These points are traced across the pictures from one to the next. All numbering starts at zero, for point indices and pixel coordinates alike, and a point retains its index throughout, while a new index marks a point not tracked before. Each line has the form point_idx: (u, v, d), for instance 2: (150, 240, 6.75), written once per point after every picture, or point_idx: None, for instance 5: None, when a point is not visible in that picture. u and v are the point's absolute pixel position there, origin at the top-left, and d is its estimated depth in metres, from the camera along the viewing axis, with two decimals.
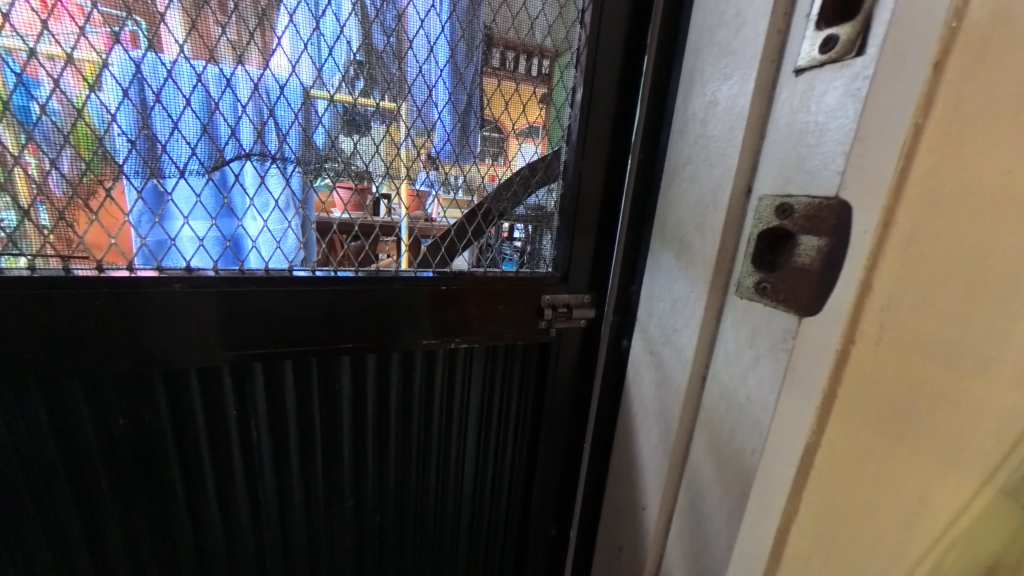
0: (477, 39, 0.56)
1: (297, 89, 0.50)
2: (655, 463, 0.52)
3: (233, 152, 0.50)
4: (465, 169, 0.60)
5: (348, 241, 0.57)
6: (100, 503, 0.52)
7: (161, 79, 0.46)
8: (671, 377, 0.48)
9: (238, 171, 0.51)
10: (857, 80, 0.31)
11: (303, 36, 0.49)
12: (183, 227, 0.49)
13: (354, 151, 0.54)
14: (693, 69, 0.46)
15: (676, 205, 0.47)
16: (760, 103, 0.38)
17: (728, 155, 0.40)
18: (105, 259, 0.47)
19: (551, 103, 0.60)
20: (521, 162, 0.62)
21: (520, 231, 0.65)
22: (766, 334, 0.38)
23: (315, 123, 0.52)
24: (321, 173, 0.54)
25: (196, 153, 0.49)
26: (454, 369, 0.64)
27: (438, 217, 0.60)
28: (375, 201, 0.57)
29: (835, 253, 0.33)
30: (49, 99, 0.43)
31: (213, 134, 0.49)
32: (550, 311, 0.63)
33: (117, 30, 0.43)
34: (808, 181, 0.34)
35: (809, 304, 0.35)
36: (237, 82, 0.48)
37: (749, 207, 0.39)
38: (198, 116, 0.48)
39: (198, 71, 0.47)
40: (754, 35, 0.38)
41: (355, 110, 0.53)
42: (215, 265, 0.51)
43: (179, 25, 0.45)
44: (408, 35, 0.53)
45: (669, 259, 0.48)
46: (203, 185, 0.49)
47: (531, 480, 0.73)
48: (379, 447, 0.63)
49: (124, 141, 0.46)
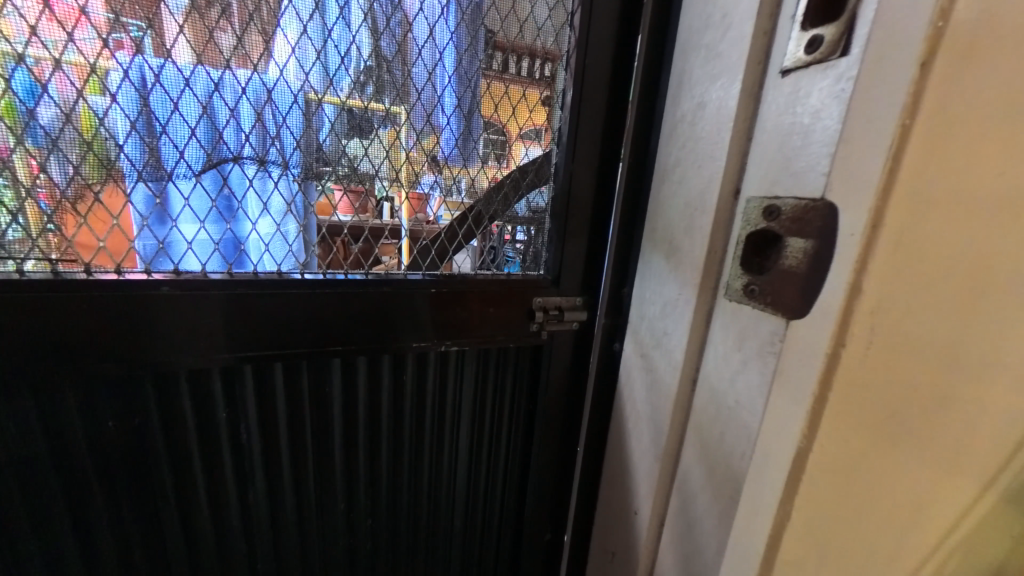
0: (476, 46, 0.56)
1: (286, 92, 0.50)
2: (647, 466, 0.51)
3: (224, 155, 0.50)
4: (456, 172, 0.60)
5: (345, 243, 0.57)
6: (90, 504, 0.52)
7: (149, 83, 0.46)
8: (661, 379, 0.48)
9: (228, 173, 0.51)
10: (841, 81, 0.30)
11: (291, 41, 0.49)
12: (172, 230, 0.50)
13: (351, 155, 0.54)
14: (681, 71, 0.45)
15: (665, 207, 0.47)
16: (747, 105, 0.37)
17: (716, 157, 0.40)
18: (94, 262, 0.47)
19: (549, 105, 0.60)
20: (517, 164, 0.61)
21: (519, 234, 0.64)
22: (754, 337, 0.38)
23: (315, 128, 0.52)
24: (320, 176, 0.54)
25: (185, 157, 0.49)
26: (446, 372, 0.63)
27: (436, 219, 0.60)
28: (375, 203, 0.57)
29: (820, 255, 0.33)
30: (41, 104, 0.43)
31: (197, 136, 0.49)
32: (541, 314, 0.63)
33: (104, 36, 0.44)
34: (793, 183, 0.34)
35: (795, 307, 0.34)
36: (225, 86, 0.48)
37: (737, 209, 0.39)
38: (187, 120, 0.48)
39: (187, 76, 0.47)
40: (740, 37, 0.38)
41: (350, 112, 0.53)
42: (204, 268, 0.51)
43: (170, 29, 0.45)
44: (411, 43, 0.54)
45: (659, 262, 0.48)
46: (191, 188, 0.50)
47: (526, 482, 0.73)
48: (372, 450, 0.63)
49: (113, 144, 0.46)
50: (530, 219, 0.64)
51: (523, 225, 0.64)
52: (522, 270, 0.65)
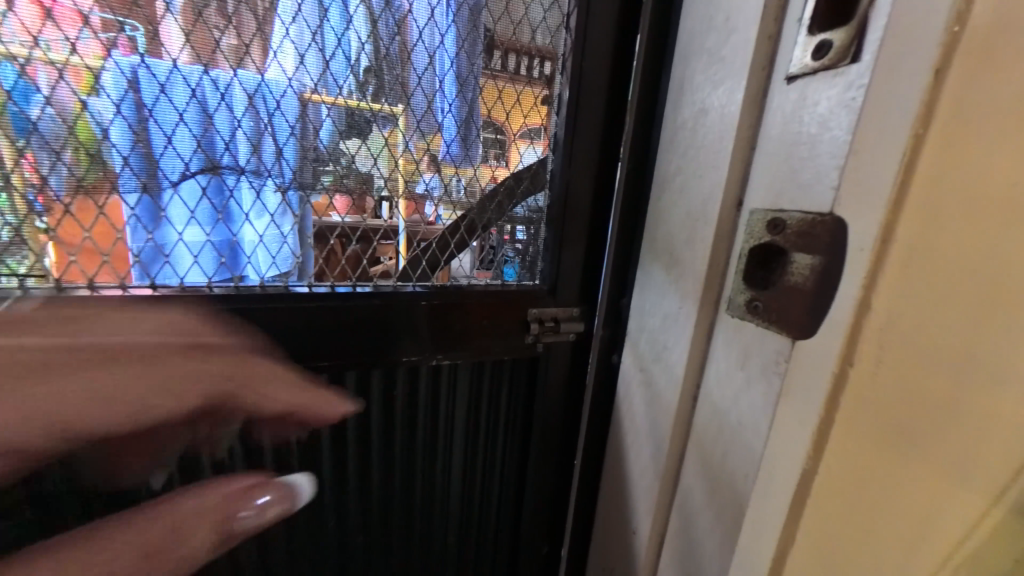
0: (475, 46, 0.54)
1: (291, 97, 0.49)
2: (646, 483, 0.50)
3: (197, 166, 0.48)
4: (463, 172, 0.58)
5: (344, 247, 0.55)
6: (64, 524, 0.50)
7: (155, 93, 0.45)
8: (661, 395, 0.46)
9: (205, 184, 0.48)
10: (852, 89, 0.29)
11: (291, 44, 0.48)
12: (177, 243, 0.49)
13: (350, 156, 0.53)
14: (682, 76, 0.44)
15: (666, 217, 0.45)
16: (751, 112, 0.36)
17: (719, 165, 0.38)
18: (97, 276, 0.46)
19: (550, 104, 0.58)
20: (518, 164, 0.60)
21: (519, 232, 0.62)
22: (758, 355, 0.36)
23: (314, 128, 0.51)
24: (319, 180, 0.52)
25: (191, 169, 0.48)
26: (438, 384, 0.61)
27: (436, 220, 0.59)
28: (375, 203, 0.56)
29: (829, 272, 0.31)
30: (43, 111, 0.42)
31: (202, 146, 0.47)
32: (536, 324, 0.61)
33: (113, 37, 0.43)
34: (799, 195, 0.32)
35: (801, 325, 0.33)
36: (223, 92, 0.47)
37: (740, 220, 0.37)
38: (192, 129, 0.47)
39: (193, 83, 0.46)
40: (744, 42, 0.36)
41: (354, 114, 0.52)
42: (210, 280, 0.50)
43: (164, 33, 0.44)
44: (409, 43, 0.52)
45: (659, 273, 0.46)
46: (197, 200, 0.49)
47: (521, 494, 0.71)
48: (363, 464, 0.61)
49: (117, 154, 0.45)
50: (530, 218, 0.62)
51: (523, 224, 0.62)
52: (520, 273, 0.63)
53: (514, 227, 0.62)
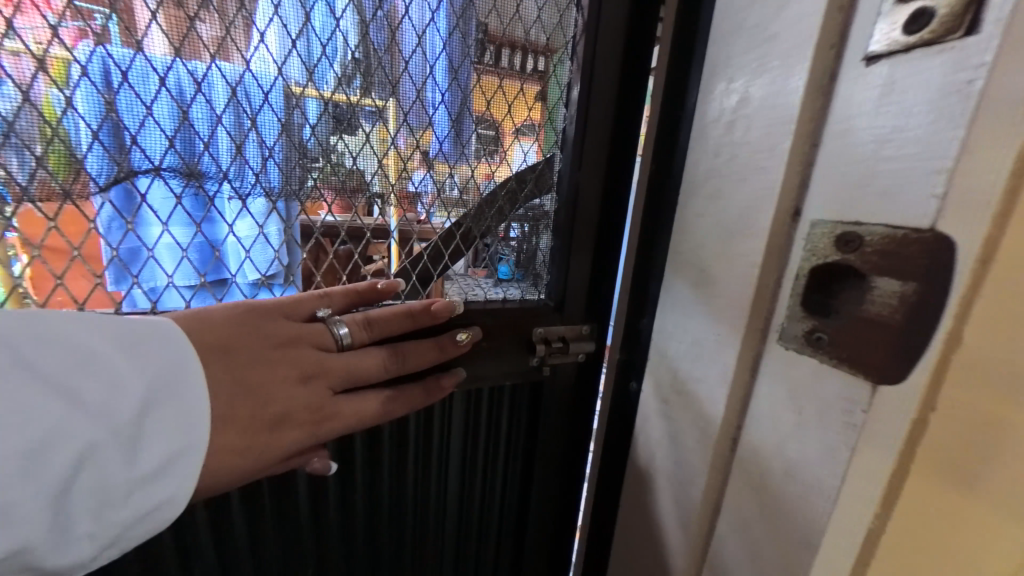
0: (467, 34, 0.47)
1: (257, 91, 0.42)
2: (671, 531, 0.43)
3: (141, 165, 0.40)
4: (457, 169, 0.51)
5: (335, 246, 0.49)
6: None
7: (119, 82, 0.38)
8: (691, 434, 0.40)
9: (145, 189, 0.41)
10: (964, 67, 0.22)
11: (261, 27, 0.41)
12: (149, 261, 0.43)
13: (333, 151, 0.46)
14: (718, 61, 0.37)
15: (698, 226, 0.39)
16: (813, 101, 0.29)
17: (769, 167, 0.32)
18: (88, 303, 0.42)
19: (544, 101, 0.51)
20: (512, 165, 0.52)
21: (513, 230, 0.54)
22: (819, 398, 0.30)
23: (297, 117, 0.44)
24: (306, 178, 0.46)
25: (163, 171, 0.41)
26: (432, 414, 0.54)
27: (428, 218, 0.51)
28: (366, 201, 0.48)
29: (924, 303, 0.24)
30: (17, 113, 0.36)
31: (153, 151, 0.40)
32: (543, 346, 0.55)
33: (88, 25, 0.36)
34: (884, 206, 0.25)
35: (882, 368, 0.26)
36: (177, 82, 0.40)
37: (798, 234, 0.31)
38: (164, 127, 0.40)
39: (162, 74, 0.39)
40: (803, 16, 0.29)
41: (336, 108, 0.45)
42: (189, 301, 0.45)
43: (139, 17, 0.37)
44: (398, 24, 0.45)
45: (688, 292, 0.40)
46: (171, 210, 0.42)
47: (522, 528, 0.65)
48: (345, 505, 0.54)
49: (78, 159, 0.38)
50: (529, 217, 0.54)
51: (520, 223, 0.54)
52: (517, 271, 0.55)
53: (510, 226, 0.54)
